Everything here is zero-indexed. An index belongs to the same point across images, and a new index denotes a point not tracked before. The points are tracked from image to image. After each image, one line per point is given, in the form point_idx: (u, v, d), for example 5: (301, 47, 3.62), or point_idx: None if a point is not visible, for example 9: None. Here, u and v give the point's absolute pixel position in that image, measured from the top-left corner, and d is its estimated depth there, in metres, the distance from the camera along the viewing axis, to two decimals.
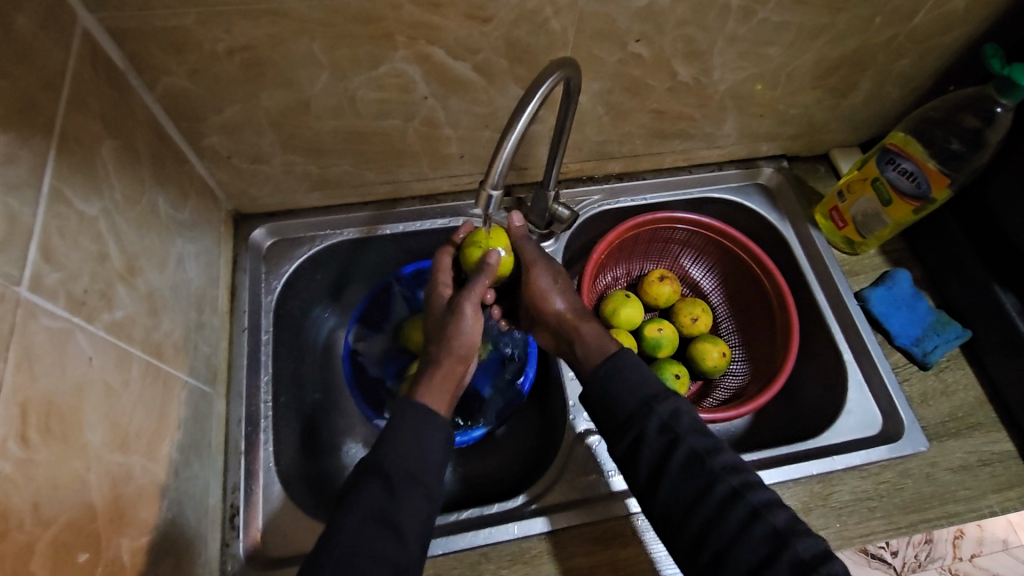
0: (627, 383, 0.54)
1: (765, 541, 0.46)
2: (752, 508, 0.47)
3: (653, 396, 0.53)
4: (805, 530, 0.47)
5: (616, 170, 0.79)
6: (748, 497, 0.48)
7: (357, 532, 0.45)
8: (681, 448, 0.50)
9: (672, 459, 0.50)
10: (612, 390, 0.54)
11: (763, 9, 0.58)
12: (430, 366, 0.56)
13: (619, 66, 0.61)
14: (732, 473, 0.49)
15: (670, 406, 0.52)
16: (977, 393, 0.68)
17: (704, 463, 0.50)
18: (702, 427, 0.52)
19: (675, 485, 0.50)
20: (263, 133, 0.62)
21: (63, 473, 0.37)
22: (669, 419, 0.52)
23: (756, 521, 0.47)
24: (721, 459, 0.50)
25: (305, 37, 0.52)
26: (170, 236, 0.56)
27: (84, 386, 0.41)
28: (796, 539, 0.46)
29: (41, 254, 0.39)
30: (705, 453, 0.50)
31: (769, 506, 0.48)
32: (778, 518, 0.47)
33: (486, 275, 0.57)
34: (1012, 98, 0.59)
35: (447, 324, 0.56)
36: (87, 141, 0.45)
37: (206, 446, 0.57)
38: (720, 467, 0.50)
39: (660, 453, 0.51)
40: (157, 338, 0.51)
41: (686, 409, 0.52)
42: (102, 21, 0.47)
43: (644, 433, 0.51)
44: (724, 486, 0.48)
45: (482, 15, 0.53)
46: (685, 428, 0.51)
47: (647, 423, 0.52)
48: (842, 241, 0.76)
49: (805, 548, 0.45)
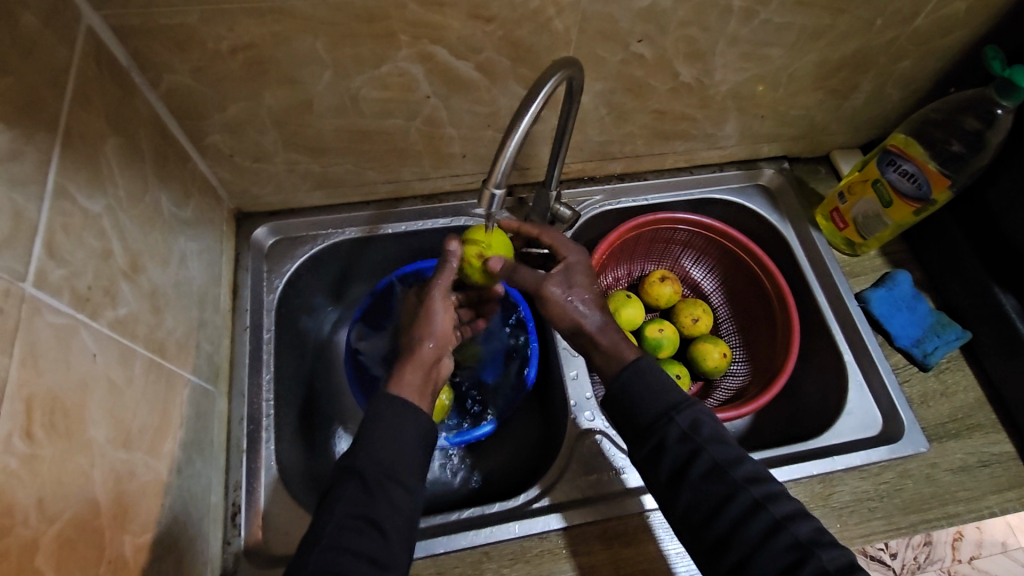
0: (648, 390, 0.54)
1: (790, 551, 0.46)
2: (774, 520, 0.47)
3: (672, 404, 0.53)
4: (830, 543, 0.46)
5: (618, 171, 0.79)
6: (770, 508, 0.48)
7: (337, 530, 0.46)
8: (702, 458, 0.50)
9: (692, 467, 0.50)
10: (632, 391, 0.54)
11: (765, 10, 0.58)
12: (401, 359, 0.56)
13: (622, 66, 0.62)
14: (754, 483, 0.49)
15: (690, 416, 0.52)
16: (977, 393, 0.68)
17: (727, 474, 0.49)
18: (723, 436, 0.52)
19: (695, 494, 0.49)
20: (266, 131, 0.62)
21: (68, 469, 0.38)
22: (689, 428, 0.51)
23: (779, 533, 0.46)
24: (743, 470, 0.50)
25: (308, 35, 0.52)
26: (173, 233, 0.56)
27: (89, 382, 0.41)
28: (820, 551, 0.45)
29: (46, 250, 0.39)
30: (727, 464, 0.50)
31: (791, 518, 0.47)
32: (802, 529, 0.47)
33: (449, 263, 0.60)
34: (1012, 100, 0.59)
35: (424, 314, 0.58)
36: (91, 138, 0.45)
37: (208, 443, 0.57)
38: (741, 478, 0.49)
39: (682, 461, 0.50)
40: (160, 335, 0.52)
41: (707, 420, 0.52)
42: (106, 19, 0.47)
43: (665, 439, 0.51)
44: (745, 498, 0.48)
45: (485, 14, 0.53)
46: (707, 436, 0.51)
47: (667, 430, 0.51)
48: (842, 243, 0.77)
49: (830, 560, 0.45)
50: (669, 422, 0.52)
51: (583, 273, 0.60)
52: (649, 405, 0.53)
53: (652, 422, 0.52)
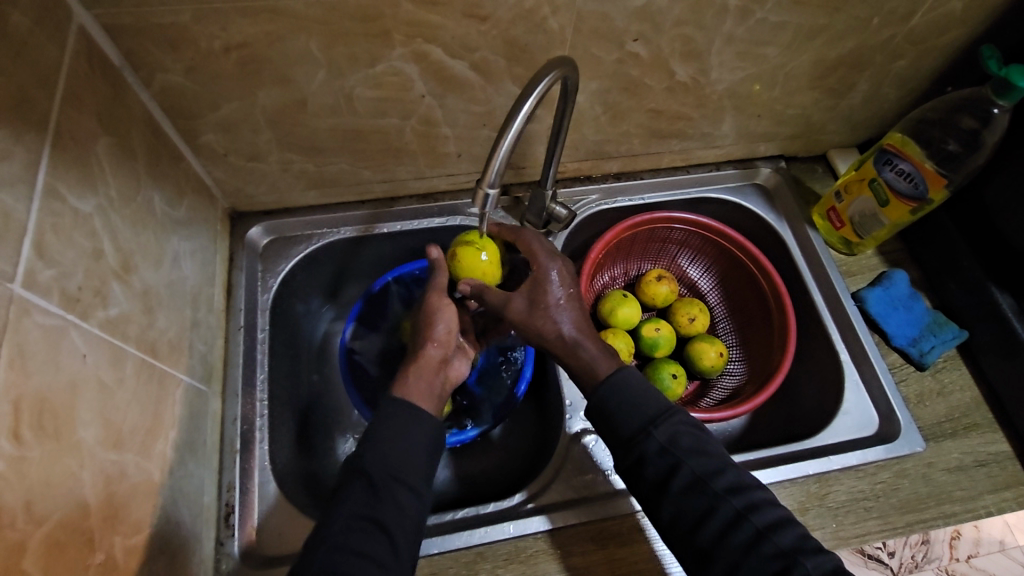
0: (627, 404, 0.53)
1: (775, 558, 0.45)
2: (756, 530, 0.47)
3: (649, 419, 0.52)
4: (814, 549, 0.46)
5: (614, 170, 0.79)
6: (752, 518, 0.47)
7: (343, 531, 0.46)
8: (681, 472, 0.49)
9: (675, 479, 0.50)
10: (611, 406, 0.53)
11: (761, 9, 0.58)
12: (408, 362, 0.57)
13: (617, 65, 0.61)
14: (735, 494, 0.49)
15: (667, 431, 0.52)
16: (974, 394, 0.68)
17: (706, 486, 0.49)
18: (703, 446, 0.51)
19: (678, 504, 0.49)
20: (260, 131, 0.61)
21: (57, 471, 0.37)
22: (667, 443, 0.51)
23: (762, 541, 0.46)
24: (724, 480, 0.49)
25: (302, 33, 0.52)
26: (166, 233, 0.56)
27: (78, 383, 0.40)
28: (804, 558, 0.45)
29: (35, 251, 0.38)
30: (708, 475, 0.49)
31: (772, 527, 0.47)
32: (785, 538, 0.46)
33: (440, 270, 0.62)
34: (1008, 98, 0.59)
35: (426, 319, 0.59)
36: (81, 137, 0.45)
37: (201, 444, 0.57)
38: (722, 489, 0.49)
39: (663, 474, 0.50)
40: (153, 336, 0.51)
41: (686, 432, 0.52)
42: (97, 17, 0.47)
43: (644, 454, 0.51)
44: (727, 508, 0.48)
45: (480, 13, 0.52)
46: (686, 449, 0.51)
47: (645, 446, 0.51)
48: (839, 242, 0.76)
49: (814, 567, 0.44)
50: (648, 437, 0.51)
51: (553, 285, 0.58)
52: (641, 411, 0.53)
53: (633, 434, 0.52)
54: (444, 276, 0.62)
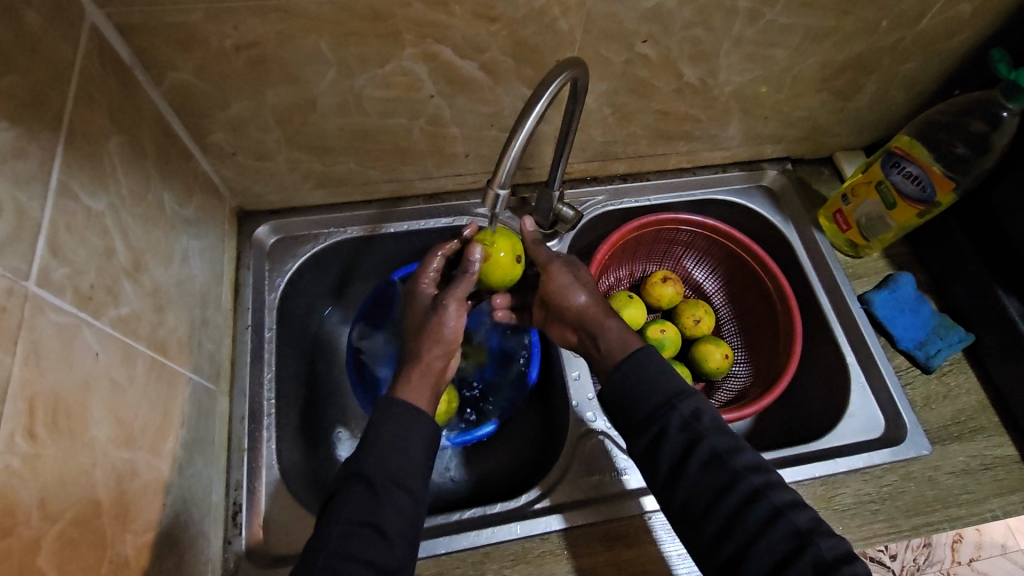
0: (645, 383, 0.54)
1: (788, 539, 0.46)
2: (773, 508, 0.47)
3: (674, 393, 0.53)
4: (828, 531, 0.46)
5: (621, 171, 0.79)
6: (769, 496, 0.48)
7: (341, 537, 0.46)
8: (702, 447, 0.50)
9: (691, 458, 0.50)
10: (632, 379, 0.54)
11: (770, 11, 0.58)
12: (408, 364, 0.57)
13: (626, 66, 0.61)
14: (754, 471, 0.49)
15: (691, 405, 0.52)
16: (979, 396, 0.68)
17: (727, 462, 0.49)
18: (723, 425, 0.52)
19: (694, 486, 0.49)
20: (269, 130, 0.62)
21: (70, 468, 0.37)
22: (691, 417, 0.51)
23: (777, 522, 0.46)
24: (743, 459, 0.50)
25: (313, 33, 0.52)
26: (175, 232, 0.56)
27: (91, 381, 0.41)
28: (818, 538, 0.45)
29: (49, 249, 0.38)
30: (727, 452, 0.50)
31: (791, 506, 0.47)
32: (801, 517, 0.47)
33: (469, 272, 0.59)
34: (1017, 103, 0.59)
35: (434, 320, 0.58)
36: (94, 136, 0.45)
37: (209, 442, 0.57)
38: (742, 466, 0.49)
39: (683, 448, 0.50)
40: (162, 334, 0.51)
41: (707, 408, 0.52)
42: (110, 17, 0.47)
43: (666, 428, 0.51)
44: (747, 484, 0.48)
45: (491, 14, 0.53)
46: (707, 427, 0.51)
47: (669, 419, 0.52)
48: (845, 245, 0.76)
49: (827, 547, 0.45)
50: (672, 410, 0.52)
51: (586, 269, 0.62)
52: (663, 387, 0.53)
53: (655, 409, 0.52)
54: (467, 284, 0.59)
